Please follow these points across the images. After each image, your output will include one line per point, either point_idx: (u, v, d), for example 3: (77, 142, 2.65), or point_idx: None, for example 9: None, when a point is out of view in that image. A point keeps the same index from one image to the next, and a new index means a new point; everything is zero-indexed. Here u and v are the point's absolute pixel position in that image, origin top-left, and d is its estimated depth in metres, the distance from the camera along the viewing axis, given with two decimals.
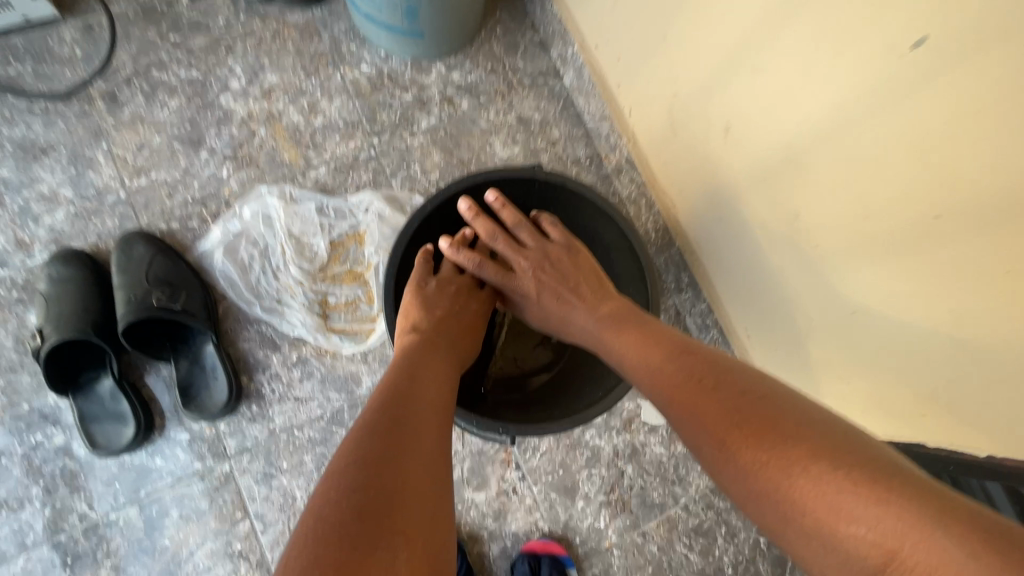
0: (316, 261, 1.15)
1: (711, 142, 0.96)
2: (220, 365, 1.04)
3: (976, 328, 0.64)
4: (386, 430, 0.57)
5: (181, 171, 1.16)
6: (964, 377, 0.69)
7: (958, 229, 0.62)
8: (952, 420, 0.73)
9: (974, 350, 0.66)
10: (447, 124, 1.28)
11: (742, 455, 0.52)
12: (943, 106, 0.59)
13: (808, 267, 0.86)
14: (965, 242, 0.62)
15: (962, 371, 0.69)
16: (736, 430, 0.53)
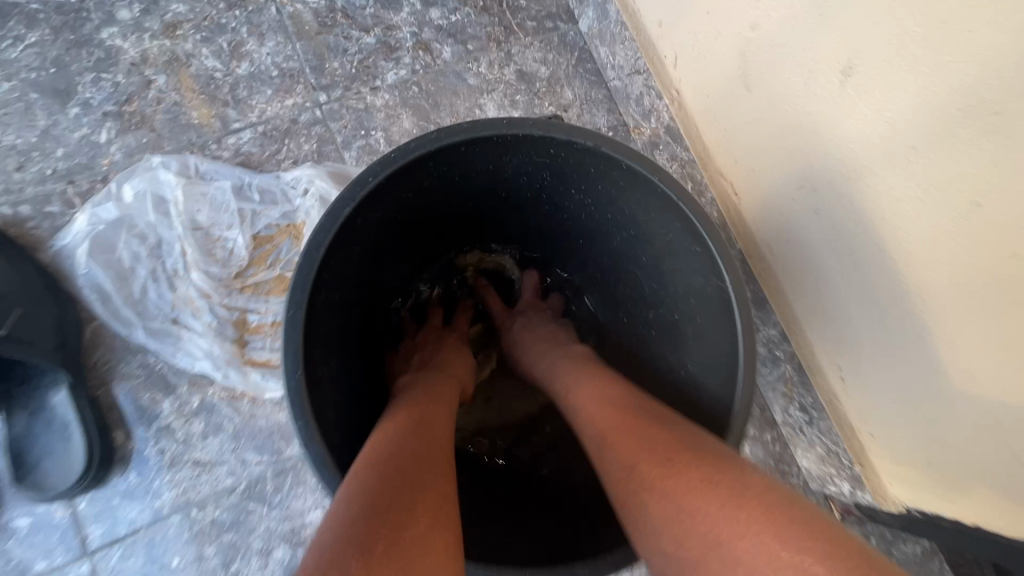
0: (232, 264, 0.80)
1: (817, 94, 0.63)
2: (75, 421, 0.72)
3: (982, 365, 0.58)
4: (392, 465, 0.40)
5: (39, 134, 0.82)
6: (973, 430, 0.62)
7: (960, 257, 0.55)
8: (973, 483, 0.64)
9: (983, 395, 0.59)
10: (422, 79, 0.93)
11: (693, 506, 0.38)
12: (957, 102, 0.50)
13: (952, 295, 0.57)
14: (972, 274, 0.54)
15: (974, 422, 0.61)
16: (696, 474, 0.39)
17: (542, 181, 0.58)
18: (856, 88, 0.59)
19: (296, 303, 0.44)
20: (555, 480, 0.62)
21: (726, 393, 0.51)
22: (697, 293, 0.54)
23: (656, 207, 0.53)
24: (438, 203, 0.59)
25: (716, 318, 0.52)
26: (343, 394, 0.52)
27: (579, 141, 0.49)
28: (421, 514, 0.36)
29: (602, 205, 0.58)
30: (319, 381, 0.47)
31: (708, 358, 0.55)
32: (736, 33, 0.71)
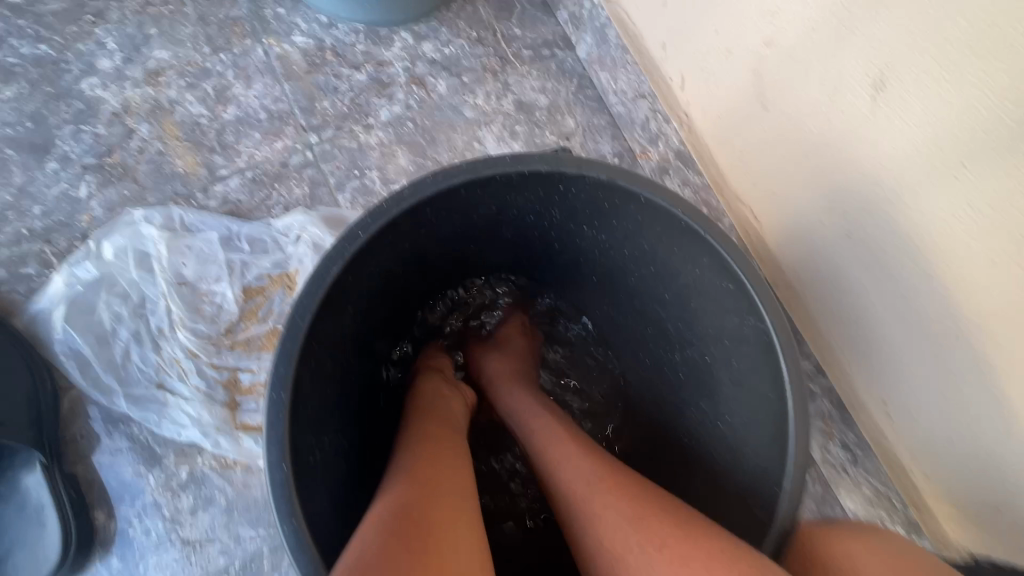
0: (221, 320, 0.75)
1: (846, 110, 0.58)
2: (50, 506, 0.65)
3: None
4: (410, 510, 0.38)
5: (14, 192, 0.77)
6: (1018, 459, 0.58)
7: (993, 274, 0.52)
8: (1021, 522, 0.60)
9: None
10: (417, 114, 0.89)
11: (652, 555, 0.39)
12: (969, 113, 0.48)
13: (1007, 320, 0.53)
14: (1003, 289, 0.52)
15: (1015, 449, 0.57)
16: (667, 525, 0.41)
17: (550, 219, 0.53)
18: (888, 102, 0.54)
19: (280, 382, 0.39)
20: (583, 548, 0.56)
21: (776, 451, 0.44)
22: (733, 336, 0.47)
23: (681, 243, 0.47)
24: (437, 251, 0.53)
25: (755, 364, 0.46)
26: (337, 476, 0.47)
27: (591, 176, 0.44)
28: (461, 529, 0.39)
29: (618, 242, 0.52)
30: (312, 468, 0.42)
31: (750, 411, 0.47)
32: (749, 50, 0.67)
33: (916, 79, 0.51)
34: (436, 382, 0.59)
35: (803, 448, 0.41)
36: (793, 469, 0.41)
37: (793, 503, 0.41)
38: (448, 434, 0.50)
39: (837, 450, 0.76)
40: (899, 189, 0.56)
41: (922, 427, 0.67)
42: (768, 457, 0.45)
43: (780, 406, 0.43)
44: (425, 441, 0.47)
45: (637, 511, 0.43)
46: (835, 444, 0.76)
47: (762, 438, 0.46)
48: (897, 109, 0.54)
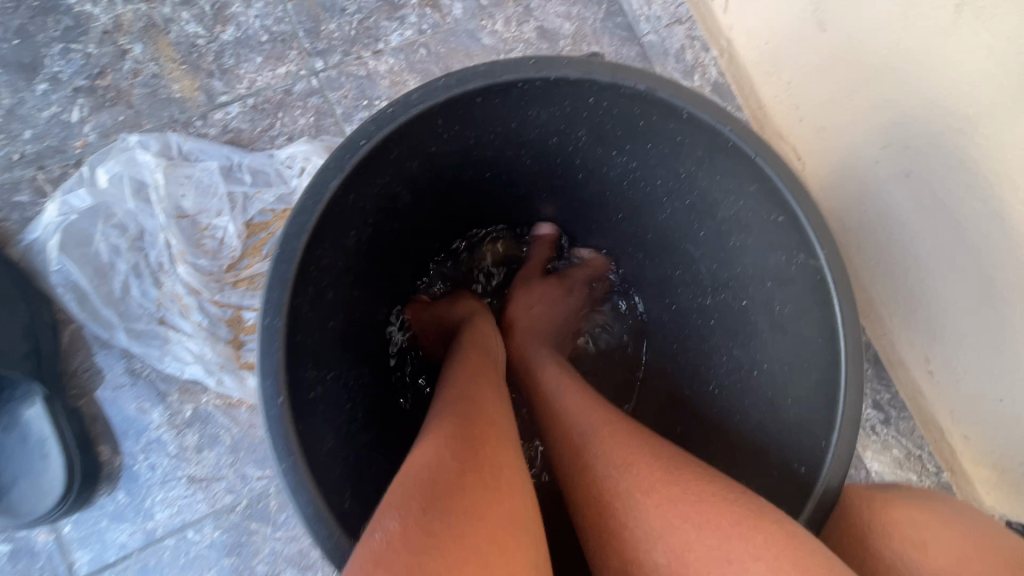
0: (223, 255, 0.71)
1: (920, 25, 0.51)
2: (54, 438, 0.64)
3: None
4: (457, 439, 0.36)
5: (3, 114, 0.73)
6: None
7: None
8: None
9: None
10: (430, 40, 0.82)
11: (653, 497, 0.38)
12: None
13: None
14: None
15: None
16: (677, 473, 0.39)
17: (576, 142, 0.47)
18: (977, 12, 0.46)
19: (274, 309, 0.35)
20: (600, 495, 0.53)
21: (822, 402, 0.39)
22: (777, 276, 0.42)
23: (724, 167, 0.41)
24: (449, 175, 0.48)
25: (803, 305, 0.40)
26: (342, 416, 0.43)
27: (627, 84, 0.38)
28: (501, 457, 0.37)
29: (651, 168, 0.47)
30: (312, 403, 0.39)
31: (793, 355, 0.43)
32: None
33: None
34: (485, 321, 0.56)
35: (855, 397, 0.37)
36: (843, 419, 0.37)
37: (839, 457, 0.37)
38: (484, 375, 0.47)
39: (869, 411, 0.71)
40: (976, 116, 0.49)
41: (968, 386, 0.62)
42: (812, 406, 0.41)
43: (829, 352, 0.39)
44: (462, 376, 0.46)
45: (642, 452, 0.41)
46: (868, 404, 0.71)
47: (806, 386, 0.41)
48: (985, 20, 0.46)
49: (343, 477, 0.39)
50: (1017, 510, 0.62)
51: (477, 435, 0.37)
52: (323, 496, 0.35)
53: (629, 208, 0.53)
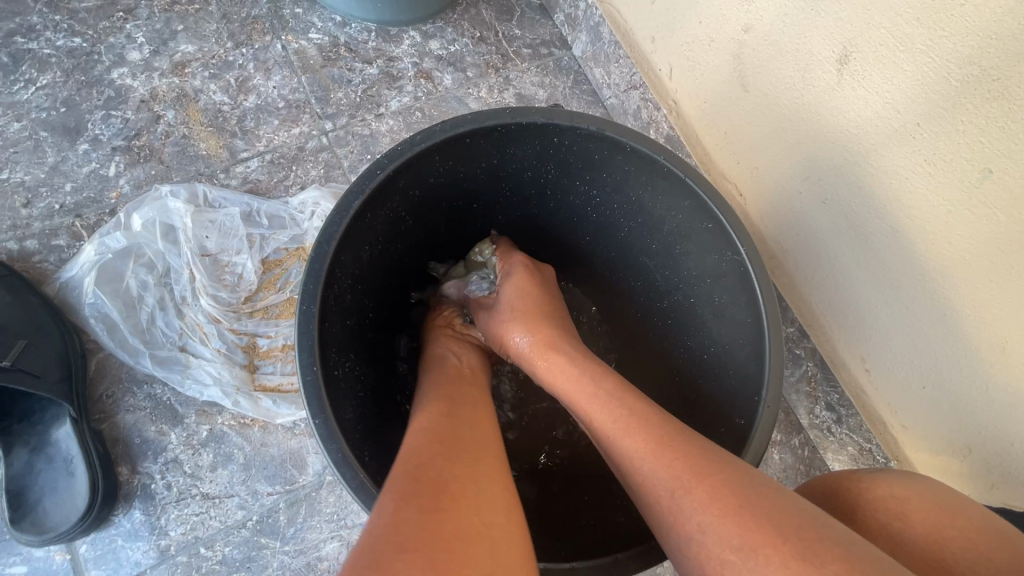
0: (241, 289, 0.79)
1: (815, 83, 0.65)
2: (80, 455, 0.68)
3: (1000, 327, 0.58)
4: (428, 457, 0.39)
5: (48, 170, 0.82)
6: (984, 399, 0.62)
7: (956, 225, 0.57)
8: (990, 463, 0.64)
9: (989, 360, 0.60)
10: (425, 104, 0.96)
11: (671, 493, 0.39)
12: (915, 81, 0.55)
13: (973, 266, 0.57)
14: (962, 237, 0.57)
15: (981, 388, 0.62)
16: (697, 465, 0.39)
17: (546, 175, 0.59)
18: (849, 75, 0.61)
19: (310, 298, 0.45)
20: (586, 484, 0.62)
21: (755, 366, 0.51)
22: (713, 274, 0.54)
23: (664, 190, 0.54)
24: (443, 203, 0.59)
25: (734, 293, 0.52)
26: (357, 397, 0.52)
27: (584, 126, 0.51)
28: (478, 473, 0.39)
29: (608, 195, 0.59)
30: (336, 379, 0.47)
31: (732, 336, 0.54)
32: (730, 37, 0.73)
33: (871, 51, 0.58)
34: (449, 348, 0.61)
35: (778, 357, 0.48)
36: (770, 377, 0.48)
37: (770, 407, 0.48)
38: (465, 394, 0.51)
39: (822, 411, 0.81)
40: (864, 151, 0.63)
41: (897, 375, 0.71)
42: (747, 371, 0.52)
43: (757, 323, 0.50)
44: (441, 401, 0.49)
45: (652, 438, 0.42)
46: (820, 406, 0.81)
47: (742, 358, 0.53)
48: (858, 81, 0.60)
49: (360, 441, 0.48)
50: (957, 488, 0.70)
51: (446, 455, 0.39)
52: (348, 447, 0.43)
53: (595, 228, 0.64)
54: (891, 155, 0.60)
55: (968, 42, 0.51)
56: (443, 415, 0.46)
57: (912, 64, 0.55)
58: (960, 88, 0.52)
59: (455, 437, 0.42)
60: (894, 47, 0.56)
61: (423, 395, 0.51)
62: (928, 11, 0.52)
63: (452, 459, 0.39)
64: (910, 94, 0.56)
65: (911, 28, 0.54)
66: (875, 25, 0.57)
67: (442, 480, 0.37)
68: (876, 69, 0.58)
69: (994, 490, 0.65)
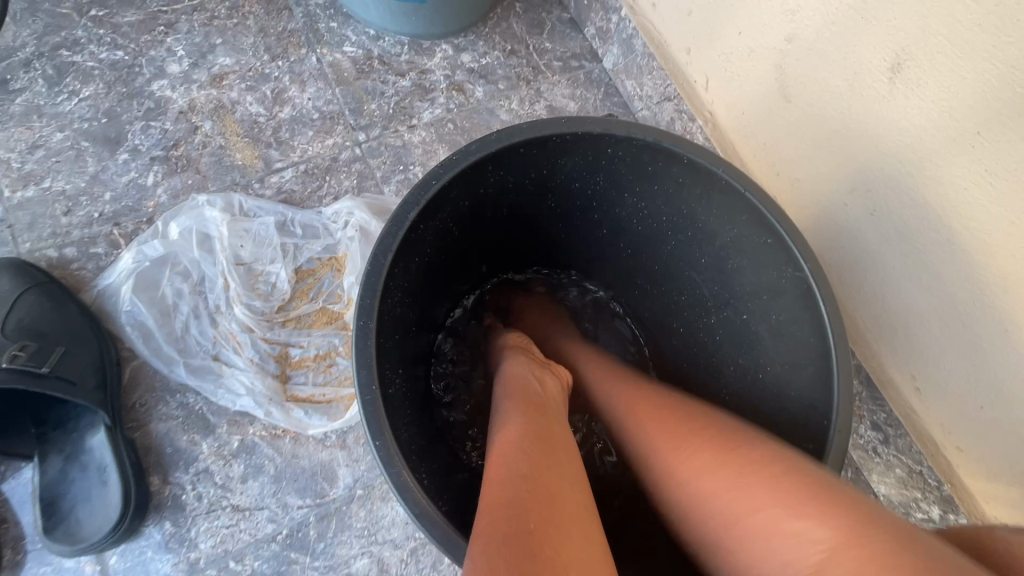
0: (275, 298, 0.79)
1: (865, 93, 0.63)
2: (113, 464, 0.68)
3: None
4: (526, 510, 0.37)
5: (88, 179, 0.83)
6: None
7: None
8: None
9: None
10: (456, 116, 0.96)
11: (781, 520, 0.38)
12: (977, 90, 0.54)
13: None
14: None
15: None
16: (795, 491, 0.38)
17: (593, 186, 0.58)
18: (903, 84, 0.59)
19: (366, 312, 0.45)
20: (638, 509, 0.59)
21: (818, 383, 0.49)
22: (769, 288, 0.53)
23: (720, 203, 0.52)
24: (489, 214, 0.59)
25: (793, 310, 0.50)
26: (410, 415, 0.51)
27: (638, 137, 0.50)
28: (576, 536, 0.37)
29: (655, 207, 0.58)
30: (392, 395, 0.46)
31: (790, 354, 0.52)
32: (773, 48, 0.72)
33: (927, 59, 0.56)
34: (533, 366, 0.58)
35: (844, 375, 0.47)
36: (839, 397, 0.47)
37: (842, 431, 0.46)
38: (552, 423, 0.49)
39: (868, 432, 0.78)
40: (919, 162, 0.60)
41: (952, 395, 0.68)
42: (807, 389, 0.50)
43: (819, 338, 0.48)
44: (531, 432, 0.46)
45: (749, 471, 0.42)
46: (866, 426, 0.77)
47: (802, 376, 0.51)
48: (912, 90, 0.59)
49: (417, 460, 0.47)
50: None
51: (544, 511, 0.37)
52: (408, 467, 0.42)
53: (639, 244, 0.63)
54: (953, 167, 0.58)
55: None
56: (537, 451, 0.43)
57: (974, 72, 0.53)
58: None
59: (552, 483, 0.40)
60: (953, 54, 0.54)
61: (509, 414, 0.49)
62: (989, 17, 0.51)
63: (551, 516, 0.37)
64: (972, 103, 0.54)
65: (971, 35, 0.52)
66: (930, 33, 0.55)
67: (543, 541, 0.35)
68: (932, 78, 0.57)
69: None
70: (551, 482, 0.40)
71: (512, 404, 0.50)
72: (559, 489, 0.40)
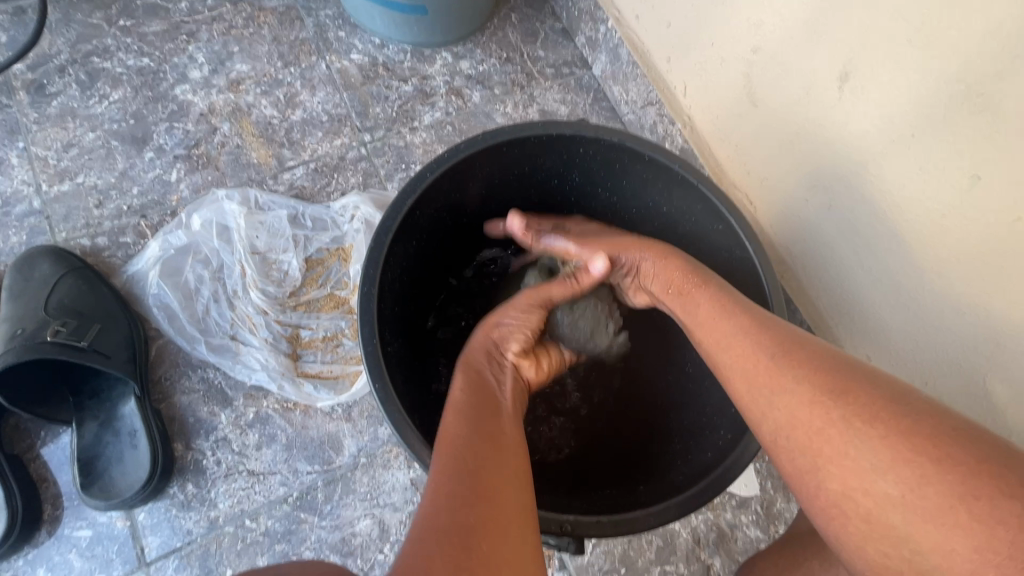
0: (287, 284, 0.86)
1: (819, 98, 0.71)
2: (143, 429, 0.75)
3: (999, 323, 0.61)
4: (460, 490, 0.41)
5: (117, 175, 0.91)
6: (982, 392, 0.65)
7: (957, 228, 0.61)
8: None
9: (990, 353, 0.63)
10: (455, 119, 1.03)
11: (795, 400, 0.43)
12: (911, 96, 0.61)
13: (979, 263, 0.61)
14: (963, 238, 0.61)
15: (981, 379, 0.65)
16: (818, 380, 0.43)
17: (572, 182, 0.66)
18: (850, 90, 0.67)
19: (369, 282, 0.52)
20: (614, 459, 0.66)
21: None
22: (724, 270, 0.62)
23: (681, 196, 0.61)
24: (481, 204, 0.66)
25: (747, 288, 0.59)
26: (405, 373, 0.58)
27: (607, 138, 0.58)
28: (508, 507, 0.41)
29: (627, 200, 0.67)
30: (390, 354, 0.54)
31: None
32: (740, 58, 0.79)
33: (868, 69, 0.64)
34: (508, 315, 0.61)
35: None
36: None
37: None
38: (495, 397, 0.53)
39: None
40: (866, 160, 0.68)
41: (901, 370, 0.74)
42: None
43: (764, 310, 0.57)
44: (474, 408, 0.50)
45: (780, 358, 0.46)
46: None
47: None
48: (858, 96, 0.66)
49: (411, 409, 0.54)
50: None
51: (479, 488, 0.41)
52: (403, 410, 0.49)
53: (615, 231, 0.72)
54: (898, 162, 0.64)
55: (955, 59, 0.56)
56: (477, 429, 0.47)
57: (907, 80, 0.60)
58: (953, 102, 0.58)
59: (486, 461, 0.44)
60: (888, 63, 0.62)
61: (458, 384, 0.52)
62: (913, 33, 0.58)
63: (482, 490, 0.41)
64: (906, 107, 0.61)
65: (901, 47, 0.60)
66: (870, 44, 0.63)
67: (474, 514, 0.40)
68: (873, 85, 0.64)
69: None
70: (489, 458, 0.44)
71: (465, 375, 0.54)
72: (493, 462, 0.44)
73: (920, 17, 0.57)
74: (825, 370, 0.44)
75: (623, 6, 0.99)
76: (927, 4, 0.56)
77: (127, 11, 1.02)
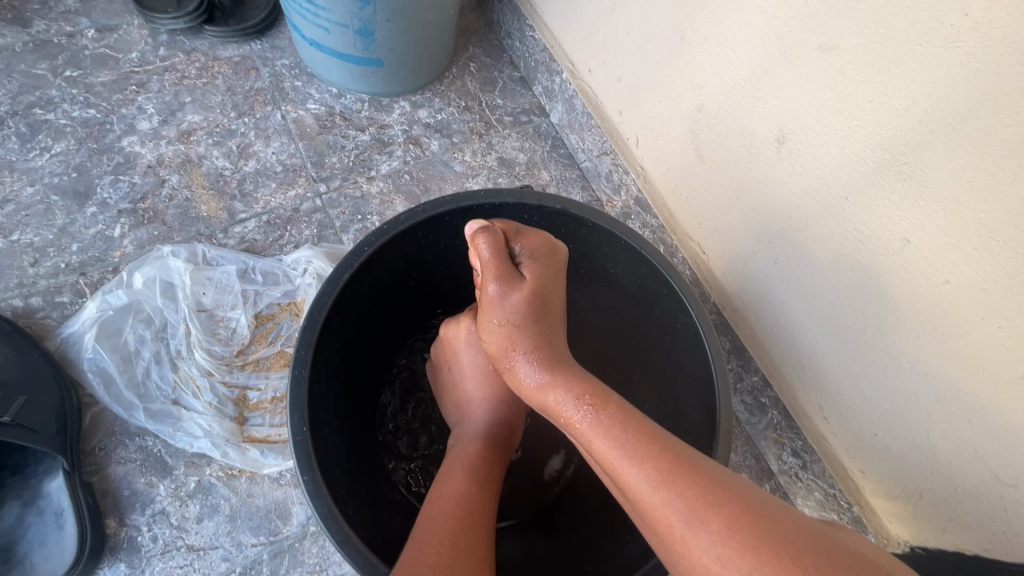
0: (235, 342, 0.83)
1: (759, 157, 0.73)
2: (70, 507, 0.71)
3: (947, 379, 0.61)
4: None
5: (56, 231, 0.88)
6: (932, 446, 0.66)
7: (898, 288, 0.62)
8: (945, 505, 0.67)
9: (937, 407, 0.63)
10: (413, 168, 1.03)
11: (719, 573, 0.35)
12: (839, 160, 0.63)
13: (920, 323, 0.62)
14: (907, 296, 0.62)
15: (929, 431, 0.65)
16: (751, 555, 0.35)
17: None
18: (786, 154, 0.69)
19: (300, 363, 0.51)
20: (563, 549, 0.66)
21: (709, 413, 0.57)
22: (670, 331, 0.62)
23: (624, 258, 0.62)
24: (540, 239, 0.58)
25: (688, 351, 0.60)
26: (342, 453, 0.56)
27: (550, 205, 0.60)
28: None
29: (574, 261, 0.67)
30: (322, 437, 0.52)
31: (689, 390, 0.61)
32: (684, 116, 0.82)
33: (801, 133, 0.66)
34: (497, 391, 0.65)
35: (727, 403, 0.54)
36: (723, 423, 0.54)
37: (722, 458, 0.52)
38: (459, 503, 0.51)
39: (789, 458, 0.85)
40: (805, 218, 0.70)
41: (855, 420, 0.75)
42: (701, 419, 0.59)
43: (708, 372, 0.57)
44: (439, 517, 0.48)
45: (702, 513, 0.37)
46: (788, 452, 0.85)
47: (699, 411, 0.59)
48: (795, 156, 0.68)
49: (344, 494, 0.52)
50: (915, 531, 0.72)
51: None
52: (332, 503, 0.48)
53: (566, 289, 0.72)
54: (839, 221, 0.66)
55: (877, 129, 0.59)
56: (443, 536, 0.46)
57: (837, 145, 0.63)
58: (882, 169, 0.59)
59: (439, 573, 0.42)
60: (816, 129, 0.64)
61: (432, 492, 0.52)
62: (837, 102, 0.61)
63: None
64: (836, 170, 0.64)
65: (828, 114, 0.62)
66: (801, 112, 0.65)
67: None
68: (804, 148, 0.66)
69: (941, 524, 0.68)
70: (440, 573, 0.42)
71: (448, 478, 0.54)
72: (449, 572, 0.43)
73: (843, 89, 0.60)
74: (773, 532, 0.36)
75: (576, 59, 1.01)
76: (850, 75, 0.59)
77: (74, 61, 1.00)
